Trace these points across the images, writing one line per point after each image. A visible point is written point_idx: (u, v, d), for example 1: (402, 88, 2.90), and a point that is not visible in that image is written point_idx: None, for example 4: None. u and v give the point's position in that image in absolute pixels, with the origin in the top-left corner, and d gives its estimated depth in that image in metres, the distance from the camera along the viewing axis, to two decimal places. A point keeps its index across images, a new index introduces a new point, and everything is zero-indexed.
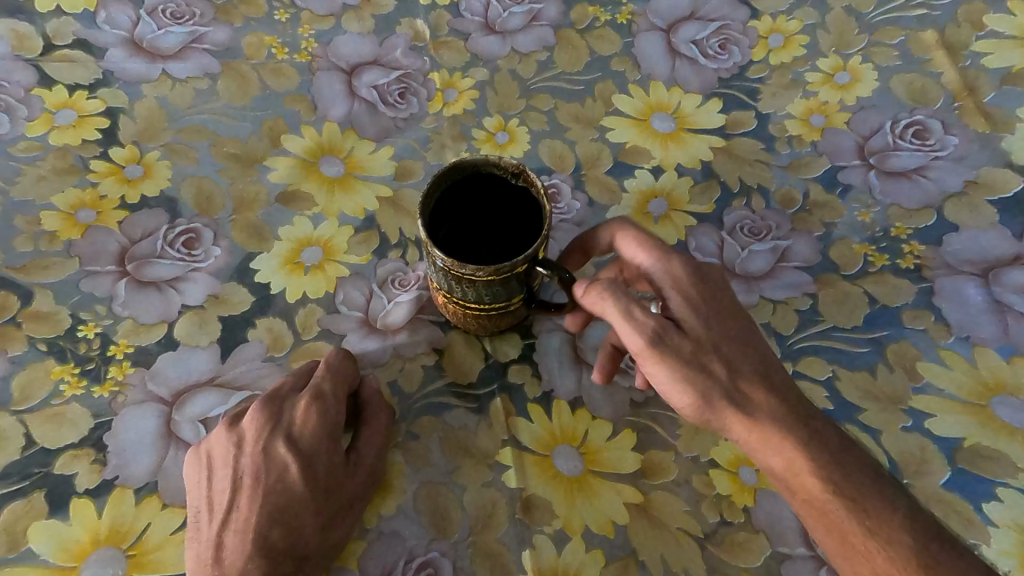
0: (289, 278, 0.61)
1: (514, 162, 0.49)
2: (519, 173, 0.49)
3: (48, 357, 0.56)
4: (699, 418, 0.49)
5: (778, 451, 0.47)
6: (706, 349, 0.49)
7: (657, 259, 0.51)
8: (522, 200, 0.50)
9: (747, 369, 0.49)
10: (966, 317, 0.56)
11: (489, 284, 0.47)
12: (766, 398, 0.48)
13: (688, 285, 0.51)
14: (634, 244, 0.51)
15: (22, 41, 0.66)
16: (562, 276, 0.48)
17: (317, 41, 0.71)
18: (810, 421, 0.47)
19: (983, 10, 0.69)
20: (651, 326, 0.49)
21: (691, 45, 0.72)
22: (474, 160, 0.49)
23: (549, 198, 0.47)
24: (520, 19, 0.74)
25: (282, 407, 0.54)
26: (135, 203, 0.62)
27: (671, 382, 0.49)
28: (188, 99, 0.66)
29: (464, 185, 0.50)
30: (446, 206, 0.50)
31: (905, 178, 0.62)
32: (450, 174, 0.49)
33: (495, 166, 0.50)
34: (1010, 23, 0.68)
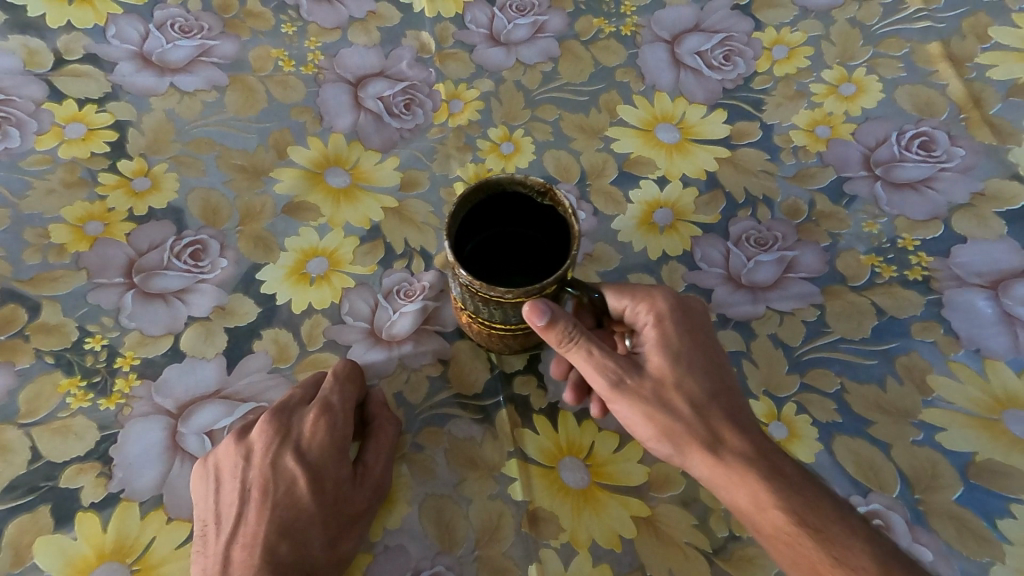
0: (295, 289, 0.62)
1: (540, 180, 0.46)
2: (547, 190, 0.46)
3: (56, 370, 0.56)
4: (665, 452, 0.51)
5: (743, 485, 0.47)
6: (667, 387, 0.50)
7: (629, 304, 0.52)
8: (549, 218, 0.48)
9: (714, 401, 0.50)
10: (976, 330, 0.56)
11: (517, 306, 0.46)
12: (730, 432, 0.49)
13: (659, 325, 0.52)
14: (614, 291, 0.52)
15: (32, 56, 0.66)
16: (591, 297, 0.50)
17: (323, 53, 0.71)
18: (771, 454, 0.48)
19: (987, 22, 0.69)
20: (612, 369, 0.50)
21: (695, 56, 0.72)
22: (501, 178, 0.47)
23: (579, 221, 0.44)
24: (525, 31, 0.74)
25: (290, 419, 0.54)
26: (142, 215, 0.62)
27: (635, 418, 0.51)
28: (196, 112, 0.67)
29: (489, 203, 0.49)
30: (471, 225, 0.49)
31: (911, 189, 0.62)
32: (476, 192, 0.47)
33: (520, 184, 0.47)
34: (1016, 36, 0.68)
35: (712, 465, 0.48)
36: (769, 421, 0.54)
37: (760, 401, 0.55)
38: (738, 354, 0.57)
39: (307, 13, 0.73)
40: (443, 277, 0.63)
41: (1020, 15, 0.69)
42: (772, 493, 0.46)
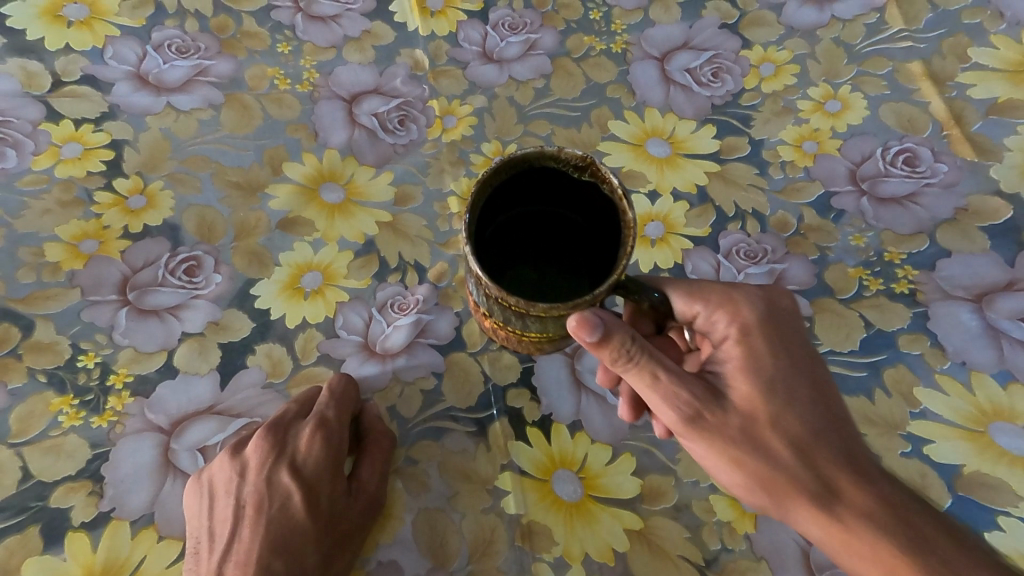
0: (289, 304, 0.62)
1: (577, 153, 0.42)
2: (587, 164, 0.42)
3: (48, 389, 0.56)
4: (765, 500, 0.49)
5: (867, 549, 0.44)
6: (762, 427, 0.48)
7: (707, 310, 0.51)
8: (588, 196, 0.44)
9: (820, 445, 0.48)
10: (962, 343, 0.57)
11: (559, 318, 0.41)
12: (845, 483, 0.47)
13: (744, 354, 0.49)
14: (686, 296, 0.51)
15: (30, 78, 0.67)
16: (650, 298, 0.43)
17: (319, 71, 0.72)
18: (903, 513, 0.45)
19: (968, 42, 0.70)
20: (691, 407, 0.49)
21: (684, 73, 0.73)
22: (530, 153, 0.42)
23: (631, 200, 0.40)
24: (518, 48, 0.75)
25: (286, 435, 0.55)
26: (137, 233, 0.62)
27: (725, 463, 0.49)
28: (192, 130, 0.67)
29: (515, 181, 0.44)
30: (493, 212, 0.44)
31: (896, 204, 0.63)
32: (498, 173, 0.42)
33: (552, 158, 0.43)
34: (996, 55, 0.69)
35: (821, 520, 0.47)
36: None
37: None
38: None
39: (303, 33, 0.74)
40: (437, 290, 0.64)
41: (999, 35, 0.70)
42: (908, 562, 0.43)
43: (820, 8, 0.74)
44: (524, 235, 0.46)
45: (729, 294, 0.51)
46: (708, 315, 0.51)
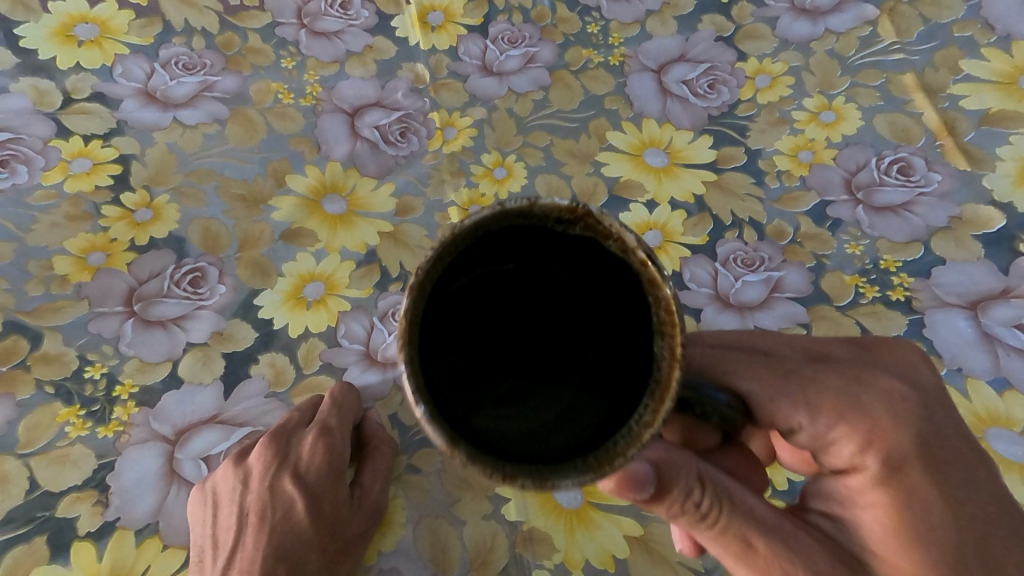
0: (291, 313, 0.63)
1: (563, 201, 0.32)
2: (578, 216, 0.33)
3: (55, 400, 0.56)
4: None
5: None
6: None
7: (818, 425, 0.42)
8: (581, 252, 0.34)
9: None
10: (958, 350, 0.57)
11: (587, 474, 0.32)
12: None
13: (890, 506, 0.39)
14: (787, 401, 0.42)
15: (41, 96, 0.68)
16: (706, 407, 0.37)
17: (322, 85, 0.74)
18: None
19: (960, 54, 0.71)
20: None
21: (681, 85, 0.74)
22: (490, 216, 0.32)
23: (656, 260, 0.31)
24: (517, 61, 0.77)
25: (289, 442, 0.56)
26: (144, 245, 0.63)
27: None
28: (198, 144, 0.69)
29: (468, 255, 0.33)
30: (442, 304, 0.33)
31: (891, 212, 0.64)
32: (437, 262, 0.31)
33: (522, 216, 0.32)
34: (988, 67, 0.70)
35: None
36: None
37: None
38: None
39: (307, 48, 0.75)
40: None
41: (991, 47, 0.71)
42: None
43: (813, 21, 0.76)
44: (485, 307, 0.34)
45: (850, 408, 0.41)
46: (818, 432, 0.42)
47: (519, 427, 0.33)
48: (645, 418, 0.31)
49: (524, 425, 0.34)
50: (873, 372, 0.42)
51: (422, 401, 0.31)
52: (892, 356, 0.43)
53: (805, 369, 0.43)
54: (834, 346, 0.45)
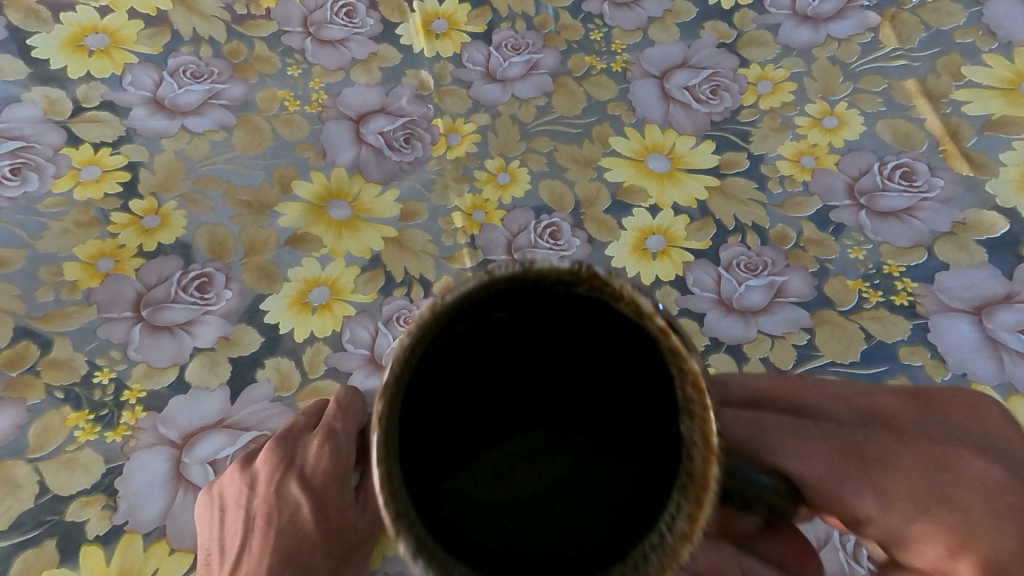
0: (297, 318, 0.63)
1: (564, 265, 0.28)
2: (581, 277, 0.28)
3: (65, 404, 0.57)
4: None
5: None
6: None
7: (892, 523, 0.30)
8: (588, 311, 0.30)
9: None
10: (963, 355, 0.57)
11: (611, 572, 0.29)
12: None
13: None
14: (848, 490, 0.31)
15: (52, 105, 0.69)
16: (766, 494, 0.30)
17: (327, 92, 0.74)
18: None
19: (962, 61, 0.71)
20: None
21: (684, 91, 0.75)
22: (476, 286, 0.27)
23: (681, 331, 0.26)
24: (520, 68, 0.77)
25: (295, 446, 0.56)
26: (152, 251, 0.64)
27: None
28: (205, 151, 0.69)
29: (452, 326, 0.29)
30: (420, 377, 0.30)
31: (894, 217, 0.64)
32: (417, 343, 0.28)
33: (506, 281, 0.28)
34: (990, 73, 0.70)
35: None
36: None
37: None
38: None
39: (312, 56, 0.76)
40: None
41: (993, 53, 0.71)
42: None
43: (815, 28, 0.76)
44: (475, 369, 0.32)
45: (934, 499, 0.30)
46: (892, 531, 0.31)
47: (513, 497, 0.31)
48: (679, 527, 0.27)
49: (514, 498, 0.31)
50: (954, 450, 0.31)
51: (404, 534, 0.26)
52: (967, 423, 0.34)
53: (864, 443, 0.32)
54: (889, 404, 0.36)
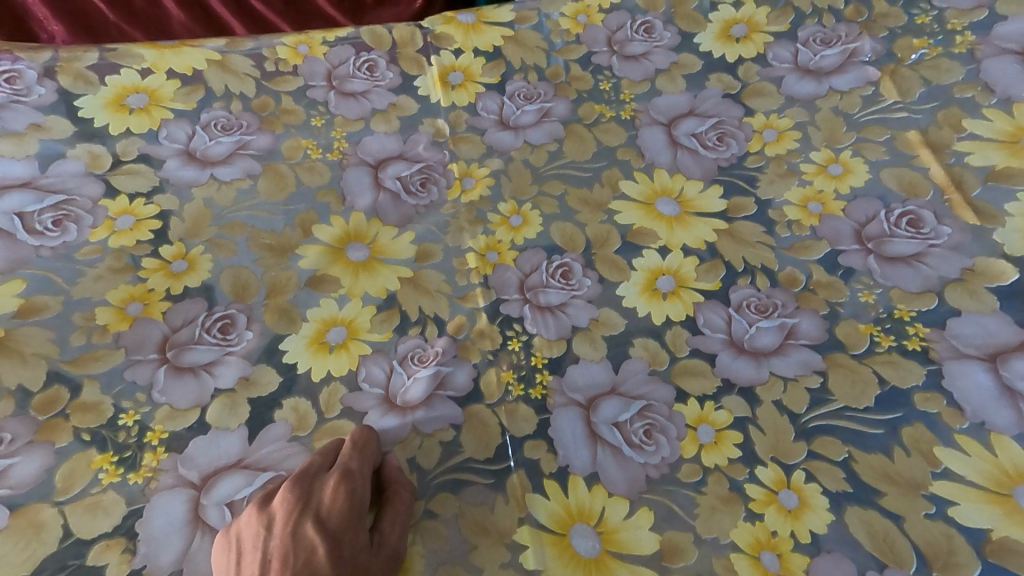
0: (314, 358, 0.65)
1: None
2: None
3: (90, 447, 0.58)
4: None
5: None
6: None
7: None
8: None
9: None
10: (980, 404, 0.57)
11: None
12: None
13: None
14: None
15: (94, 160, 0.73)
16: None
17: (348, 140, 0.78)
18: None
19: (961, 114, 0.73)
20: None
21: (691, 137, 0.77)
22: None
23: None
24: (532, 115, 0.80)
25: (311, 487, 0.55)
26: (178, 294, 0.67)
27: None
28: (232, 199, 0.73)
29: None
30: None
31: (903, 263, 0.65)
32: None
33: None
34: (991, 126, 0.72)
35: None
36: (779, 489, 0.55)
37: (768, 467, 0.57)
38: (744, 419, 0.60)
39: (335, 108, 0.80)
40: (455, 342, 0.67)
41: (993, 107, 0.73)
42: None
43: (817, 80, 0.79)
44: None
45: None
46: None
47: None
48: None
49: None
50: None
51: None
52: None
53: None
54: None
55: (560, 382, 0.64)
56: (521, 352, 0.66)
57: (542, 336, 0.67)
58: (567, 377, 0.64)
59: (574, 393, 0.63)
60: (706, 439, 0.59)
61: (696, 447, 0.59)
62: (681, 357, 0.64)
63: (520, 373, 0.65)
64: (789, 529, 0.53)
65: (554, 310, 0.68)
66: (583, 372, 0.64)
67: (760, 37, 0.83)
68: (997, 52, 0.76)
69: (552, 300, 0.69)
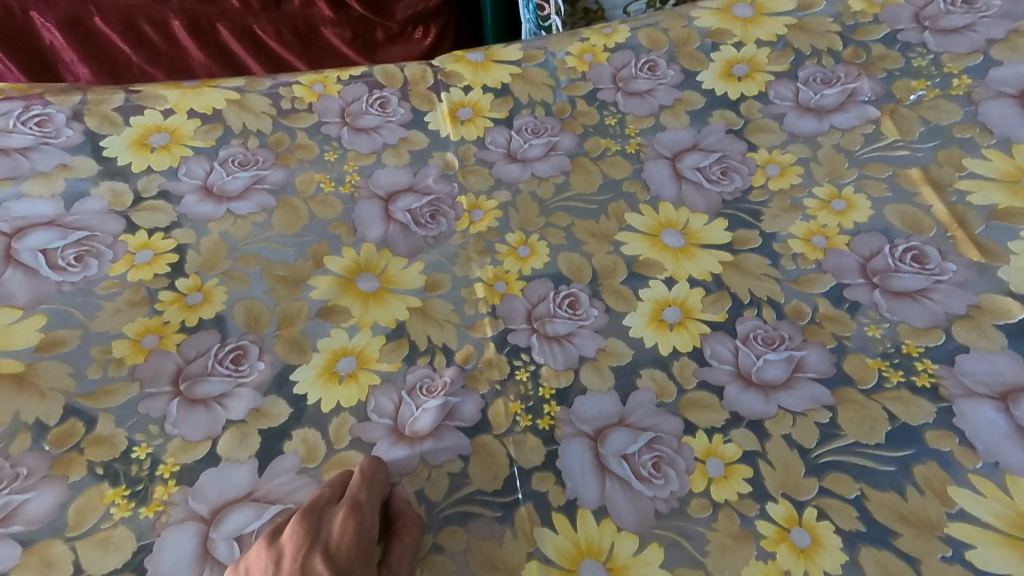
0: (325, 388, 0.66)
1: None
2: None
3: (103, 481, 0.58)
4: None
5: None
6: None
7: None
8: None
9: None
10: (993, 443, 0.56)
11: None
12: None
13: None
14: None
15: (116, 197, 0.75)
16: None
17: (360, 174, 0.80)
18: None
19: (962, 153, 0.75)
20: None
21: (695, 171, 0.79)
22: None
23: None
24: (539, 149, 0.82)
25: (320, 520, 0.53)
26: (193, 326, 0.68)
27: None
28: (247, 232, 0.74)
29: None
30: None
31: (909, 298, 0.66)
32: None
33: None
34: (991, 166, 0.73)
35: None
36: (791, 526, 0.55)
37: (779, 504, 0.56)
38: (754, 453, 0.60)
39: (347, 142, 0.82)
40: (464, 372, 0.67)
41: (992, 147, 0.74)
42: None
43: (818, 118, 0.80)
44: None
45: None
46: None
47: None
48: None
49: None
50: None
51: None
52: None
53: None
54: None
55: (568, 412, 0.64)
56: (528, 382, 0.66)
57: (550, 366, 0.67)
58: (575, 408, 0.64)
59: (581, 424, 0.63)
60: (715, 473, 0.59)
61: (705, 481, 0.59)
62: (688, 389, 0.64)
63: (528, 403, 0.65)
64: (802, 569, 0.52)
65: (561, 340, 0.69)
66: (591, 403, 0.65)
67: (762, 76, 0.85)
68: (994, 95, 0.78)
69: (559, 329, 0.70)
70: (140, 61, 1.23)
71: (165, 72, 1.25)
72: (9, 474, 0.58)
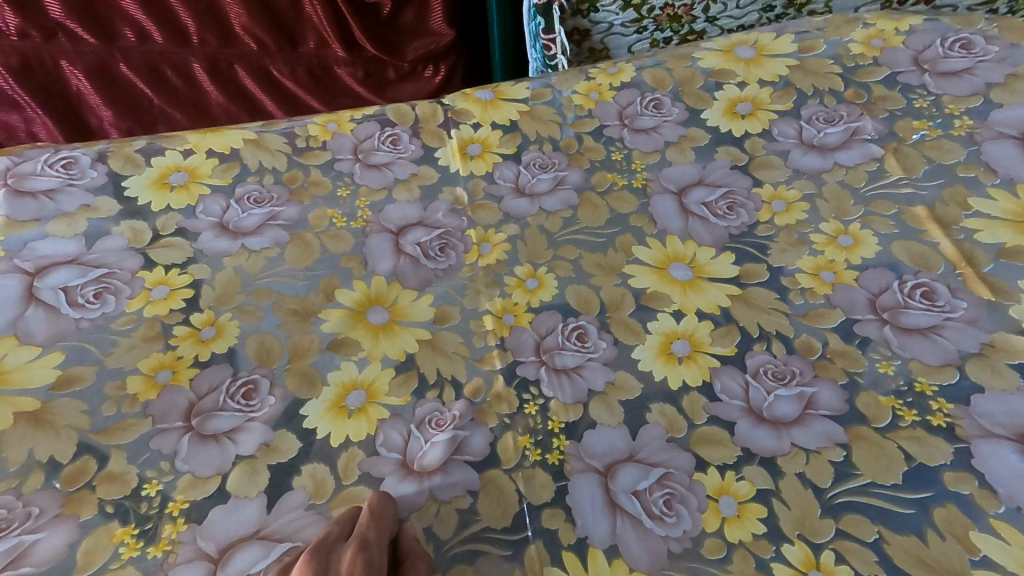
0: (334, 423, 0.66)
1: None
2: None
3: (113, 519, 0.58)
4: None
5: None
6: None
7: None
8: None
9: None
10: (1013, 487, 0.55)
11: None
12: None
13: None
14: None
15: (135, 234, 0.77)
16: None
17: (371, 209, 0.82)
18: None
19: (967, 192, 0.75)
20: None
21: (701, 206, 0.80)
22: None
23: None
24: (547, 183, 0.84)
25: (328, 560, 0.51)
26: (205, 360, 0.69)
27: None
28: (260, 266, 0.76)
29: None
30: None
31: (920, 335, 0.65)
32: None
33: None
34: (996, 205, 0.74)
35: None
36: (808, 570, 0.54)
37: (795, 546, 0.55)
38: (767, 492, 0.59)
39: (360, 178, 0.84)
40: (473, 406, 0.67)
41: (996, 186, 0.75)
42: None
43: (822, 155, 0.82)
44: None
45: None
46: None
47: None
48: None
49: None
50: None
51: None
52: None
53: None
54: None
55: (577, 447, 0.64)
56: (537, 416, 0.66)
57: (559, 400, 0.67)
58: (584, 442, 0.64)
59: (591, 460, 0.63)
60: (728, 512, 0.58)
61: (718, 520, 0.58)
62: (699, 425, 0.64)
63: (537, 438, 0.65)
64: None
65: (570, 373, 0.69)
66: (601, 438, 0.64)
67: (765, 114, 0.87)
68: (996, 135, 0.79)
69: (568, 363, 0.70)
70: (162, 103, 1.29)
71: (185, 112, 1.29)
72: (21, 514, 0.58)
